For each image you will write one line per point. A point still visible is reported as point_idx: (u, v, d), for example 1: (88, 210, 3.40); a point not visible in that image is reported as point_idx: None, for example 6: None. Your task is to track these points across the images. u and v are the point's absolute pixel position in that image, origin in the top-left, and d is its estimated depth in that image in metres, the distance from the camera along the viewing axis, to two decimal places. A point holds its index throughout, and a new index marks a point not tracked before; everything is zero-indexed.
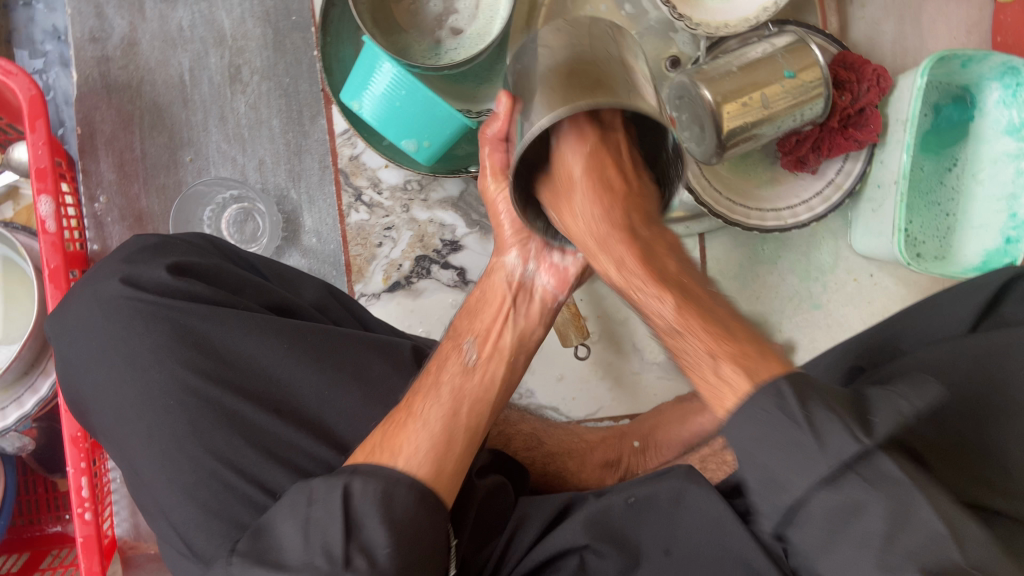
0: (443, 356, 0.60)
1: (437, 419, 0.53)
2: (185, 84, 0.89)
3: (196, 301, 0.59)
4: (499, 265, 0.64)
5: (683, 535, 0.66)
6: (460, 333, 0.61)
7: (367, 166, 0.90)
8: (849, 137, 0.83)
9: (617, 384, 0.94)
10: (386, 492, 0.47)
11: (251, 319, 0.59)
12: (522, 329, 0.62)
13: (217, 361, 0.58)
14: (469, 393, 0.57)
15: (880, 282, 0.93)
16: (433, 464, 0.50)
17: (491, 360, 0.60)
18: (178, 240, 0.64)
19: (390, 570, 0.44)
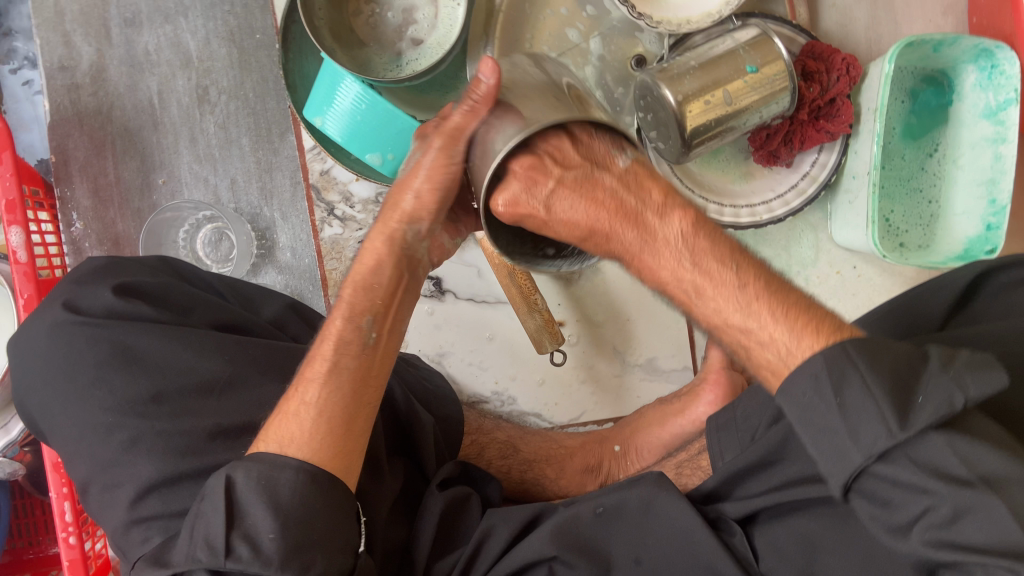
0: (343, 340, 0.57)
1: (328, 399, 0.55)
2: (155, 107, 0.89)
3: (140, 320, 0.60)
4: (391, 227, 0.57)
5: (653, 543, 0.67)
6: (355, 310, 0.58)
7: (338, 180, 0.89)
8: (821, 128, 0.82)
9: (600, 387, 0.92)
10: (267, 476, 0.51)
11: (194, 336, 0.60)
12: (415, 307, 0.62)
13: (161, 377, 0.58)
14: (366, 375, 0.58)
15: (863, 274, 0.91)
16: (327, 447, 0.54)
17: (388, 334, 0.60)
18: (131, 261, 0.65)
19: (274, 557, 0.48)
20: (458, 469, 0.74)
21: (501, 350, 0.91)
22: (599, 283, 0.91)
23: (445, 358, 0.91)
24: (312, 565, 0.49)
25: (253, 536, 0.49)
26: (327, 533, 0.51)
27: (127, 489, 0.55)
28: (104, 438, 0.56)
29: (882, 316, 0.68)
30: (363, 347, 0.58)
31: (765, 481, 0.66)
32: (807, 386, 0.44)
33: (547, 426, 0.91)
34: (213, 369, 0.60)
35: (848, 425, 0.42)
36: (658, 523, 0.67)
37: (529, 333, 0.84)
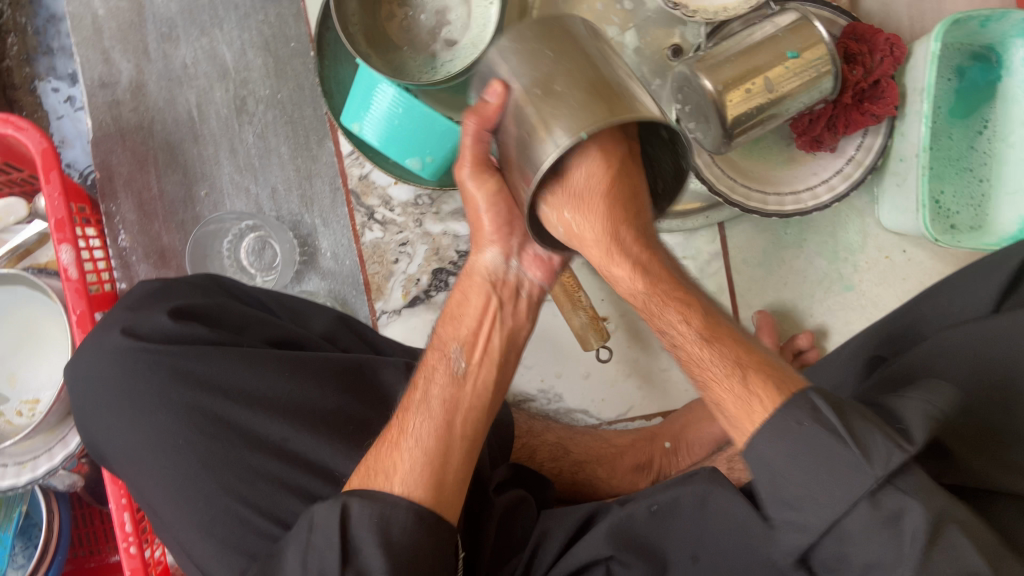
0: (431, 368, 0.60)
1: (427, 430, 0.55)
2: (194, 119, 0.90)
3: (197, 342, 0.60)
4: (479, 263, 0.65)
5: (709, 540, 0.66)
6: (445, 341, 0.62)
7: (377, 184, 0.90)
8: (866, 111, 0.80)
9: (648, 382, 0.91)
10: (381, 514, 0.50)
11: (248, 354, 0.60)
12: (509, 329, 0.64)
13: (214, 392, 0.59)
14: (463, 402, 0.58)
15: (914, 258, 0.88)
16: (428, 484, 0.53)
17: (479, 364, 0.61)
18: (182, 283, 0.65)
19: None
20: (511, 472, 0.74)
21: (546, 348, 0.91)
22: None
23: None
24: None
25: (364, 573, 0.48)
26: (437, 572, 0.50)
27: (193, 499, 0.57)
28: (169, 449, 0.58)
29: (931, 296, 0.68)
30: (450, 376, 0.59)
31: None
32: (803, 417, 0.46)
33: (595, 422, 0.91)
34: (264, 386, 0.59)
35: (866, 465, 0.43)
36: (714, 521, 0.66)
37: (574, 330, 0.83)
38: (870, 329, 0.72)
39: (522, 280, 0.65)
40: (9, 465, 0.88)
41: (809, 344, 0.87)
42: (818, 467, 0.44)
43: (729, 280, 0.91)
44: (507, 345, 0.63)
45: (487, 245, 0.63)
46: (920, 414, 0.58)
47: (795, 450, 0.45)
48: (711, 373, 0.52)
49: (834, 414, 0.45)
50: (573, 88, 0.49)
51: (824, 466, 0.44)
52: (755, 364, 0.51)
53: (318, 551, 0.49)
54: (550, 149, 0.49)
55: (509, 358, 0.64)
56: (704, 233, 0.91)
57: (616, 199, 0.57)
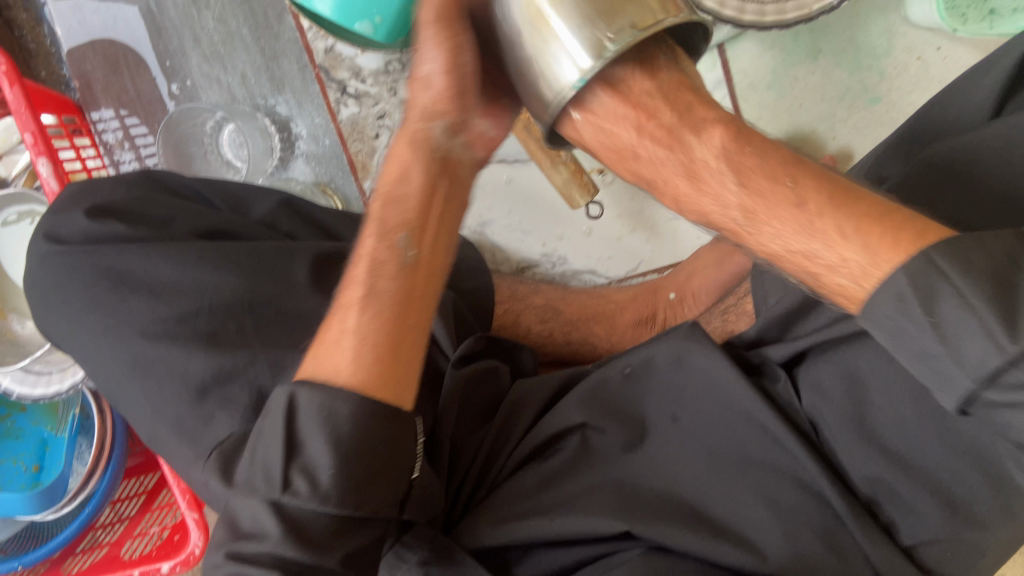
0: (372, 259, 0.49)
1: (371, 323, 0.48)
2: (154, 12, 0.87)
3: (116, 241, 0.61)
4: (417, 127, 0.50)
5: (689, 396, 0.62)
6: (388, 227, 0.50)
7: (344, 56, 0.85)
8: None
9: (655, 233, 0.85)
10: (326, 405, 0.45)
11: (167, 249, 0.61)
12: (460, 206, 0.53)
13: (141, 292, 0.60)
14: (413, 291, 0.49)
15: (952, 56, 0.76)
16: (380, 375, 0.46)
17: (432, 247, 0.51)
18: (105, 181, 0.65)
19: (333, 492, 0.45)
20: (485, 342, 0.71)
21: (543, 208, 0.85)
22: None
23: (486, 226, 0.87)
24: (371, 499, 0.46)
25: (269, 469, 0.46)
26: (385, 465, 0.46)
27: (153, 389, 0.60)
28: (117, 345, 0.60)
29: (921, 114, 0.58)
30: (399, 266, 0.49)
31: (815, 319, 0.59)
32: (888, 304, 0.37)
33: (604, 283, 0.86)
34: (189, 280, 0.61)
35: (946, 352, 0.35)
36: (692, 377, 0.63)
37: (558, 189, 0.77)
38: (857, 167, 0.62)
39: (463, 154, 0.52)
40: (53, 372, 0.94)
41: (831, 170, 0.78)
42: (909, 347, 0.37)
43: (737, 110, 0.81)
44: (458, 219, 0.53)
45: (436, 115, 0.48)
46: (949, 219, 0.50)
47: (893, 330, 0.37)
48: (819, 255, 0.39)
49: (936, 291, 0.35)
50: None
51: (922, 347, 0.36)
52: (896, 211, 0.38)
53: (264, 444, 0.46)
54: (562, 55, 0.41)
55: (461, 232, 0.54)
56: (704, 59, 0.80)
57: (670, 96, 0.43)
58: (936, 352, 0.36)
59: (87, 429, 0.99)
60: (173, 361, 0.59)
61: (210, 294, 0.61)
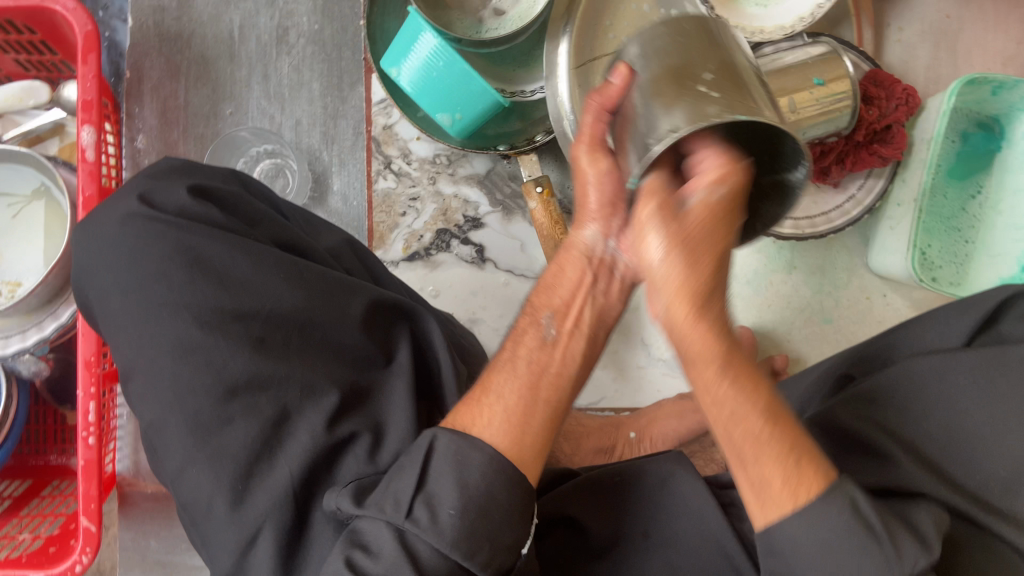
0: (520, 331, 0.56)
1: (517, 399, 0.52)
2: (234, 40, 0.92)
3: (206, 223, 0.62)
4: (579, 239, 0.57)
5: (665, 521, 0.69)
6: (536, 306, 0.57)
7: (400, 136, 0.92)
8: (874, 152, 0.85)
9: (623, 375, 0.94)
10: (462, 452, 0.49)
11: (251, 249, 0.63)
12: (601, 305, 0.57)
13: (213, 280, 0.61)
14: (549, 372, 0.54)
15: (892, 304, 0.92)
16: (512, 434, 0.50)
17: (570, 334, 0.56)
18: (204, 163, 0.66)
19: (449, 528, 0.47)
20: None
21: None
22: None
23: (476, 325, 0.92)
24: (478, 552, 0.47)
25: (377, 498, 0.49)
26: (499, 528, 0.48)
27: (190, 371, 0.59)
28: (167, 320, 0.60)
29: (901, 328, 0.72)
30: (539, 345, 0.54)
31: None
32: (841, 505, 0.45)
33: (566, 406, 0.92)
34: (264, 283, 0.62)
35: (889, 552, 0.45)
36: (672, 502, 0.69)
37: None
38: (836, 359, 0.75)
39: (618, 261, 0.57)
40: None
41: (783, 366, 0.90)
42: (835, 551, 0.45)
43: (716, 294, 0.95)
44: (599, 321, 0.57)
45: (590, 220, 0.56)
46: (884, 432, 0.62)
47: (824, 537, 0.45)
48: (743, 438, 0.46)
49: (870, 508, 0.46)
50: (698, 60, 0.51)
51: (847, 561, 0.45)
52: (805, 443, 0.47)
53: (397, 484, 0.49)
54: (654, 143, 0.48)
55: (600, 335, 0.57)
56: None
57: (719, 229, 0.49)
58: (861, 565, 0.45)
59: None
60: (218, 353, 0.59)
61: (270, 305, 0.62)
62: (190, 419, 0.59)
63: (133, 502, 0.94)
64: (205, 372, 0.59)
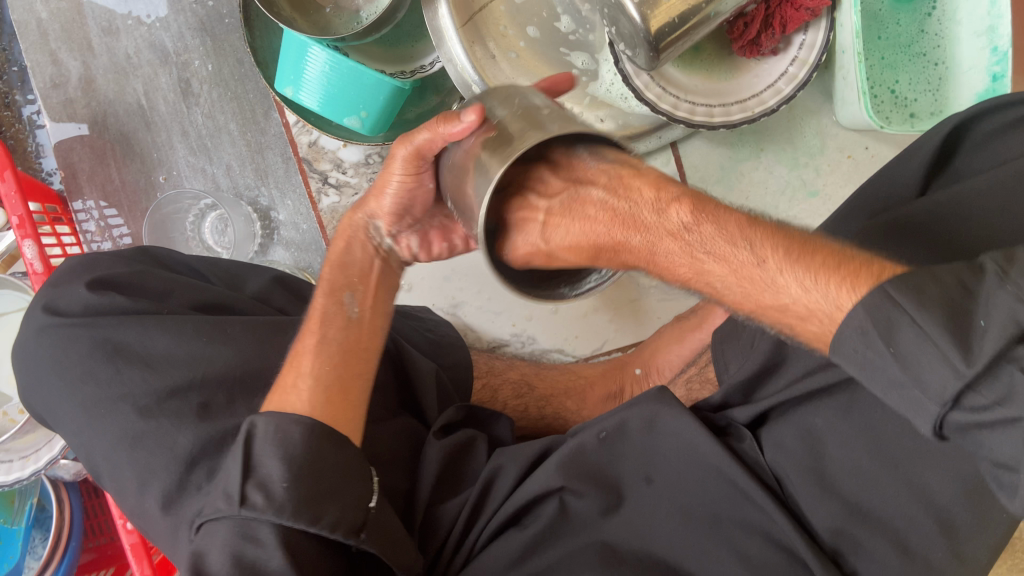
0: (326, 313, 0.63)
1: (325, 369, 0.60)
2: (144, 107, 0.92)
3: (116, 312, 0.64)
4: (359, 221, 0.67)
5: (662, 459, 0.66)
6: (335, 287, 0.64)
7: (327, 149, 0.91)
8: (799, 6, 0.77)
9: (619, 313, 0.90)
10: (284, 429, 0.54)
11: (165, 322, 0.64)
12: (388, 282, 0.68)
13: (137, 363, 0.62)
14: (355, 344, 0.62)
15: (877, 154, 0.85)
16: (322, 405, 0.57)
17: (371, 311, 0.65)
18: (103, 255, 0.69)
19: (287, 501, 0.51)
20: (461, 414, 0.73)
21: (512, 292, 0.90)
22: None
23: (459, 308, 0.91)
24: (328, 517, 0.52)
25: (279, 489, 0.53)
26: (342, 487, 0.54)
27: (145, 461, 0.60)
28: (110, 416, 0.61)
29: (861, 191, 0.65)
30: (347, 321, 0.63)
31: (778, 380, 0.65)
32: (856, 342, 0.41)
33: (572, 360, 0.90)
34: (188, 352, 0.63)
35: (913, 376, 0.39)
36: (663, 441, 0.67)
37: None
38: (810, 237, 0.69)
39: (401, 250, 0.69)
40: (14, 460, 0.92)
41: None
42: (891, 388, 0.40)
43: None
44: (386, 289, 0.67)
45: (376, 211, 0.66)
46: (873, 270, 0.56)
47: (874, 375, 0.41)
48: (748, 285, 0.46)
49: (878, 335, 0.40)
50: (520, 105, 0.51)
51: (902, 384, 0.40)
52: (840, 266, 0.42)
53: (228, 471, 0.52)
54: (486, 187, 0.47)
55: (391, 298, 0.68)
56: (658, 156, 0.88)
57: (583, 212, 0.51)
58: (902, 388, 0.40)
59: (43, 521, 0.97)
60: (164, 435, 0.60)
61: (203, 370, 0.63)
62: (160, 501, 0.59)
63: None
64: (160, 456, 0.60)
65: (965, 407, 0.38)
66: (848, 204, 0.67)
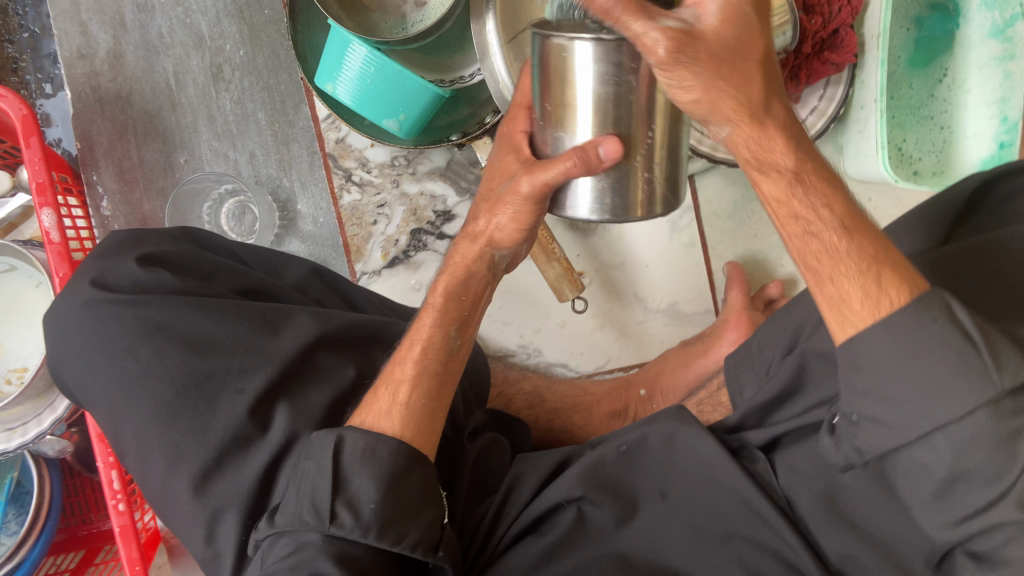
0: (438, 341, 0.65)
1: (421, 401, 0.62)
2: (171, 88, 0.92)
3: (165, 287, 0.66)
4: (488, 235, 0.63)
5: (679, 476, 0.69)
6: (445, 317, 0.65)
7: (354, 147, 0.92)
8: (827, 60, 0.82)
9: (624, 335, 0.93)
10: (370, 446, 0.58)
11: (210, 303, 0.65)
12: (481, 301, 0.69)
13: (179, 341, 0.63)
14: (450, 378, 0.65)
15: (879, 206, 0.91)
16: (416, 431, 0.61)
17: (468, 340, 0.67)
18: (152, 231, 0.72)
19: (372, 521, 0.56)
20: (484, 418, 0.77)
21: (523, 304, 0.92)
22: (616, 231, 0.92)
23: None
24: (406, 535, 0.56)
25: (355, 503, 0.56)
26: (411, 506, 0.58)
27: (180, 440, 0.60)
28: (149, 391, 0.62)
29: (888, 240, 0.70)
30: (449, 354, 0.65)
31: (788, 405, 0.69)
32: (934, 339, 0.45)
33: (575, 375, 0.93)
34: (229, 336, 0.64)
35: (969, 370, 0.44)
36: (682, 457, 0.69)
37: (549, 282, 0.85)
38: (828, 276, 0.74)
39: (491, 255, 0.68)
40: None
41: (779, 293, 0.90)
42: (911, 372, 0.45)
43: (702, 233, 0.92)
44: (476, 312, 0.69)
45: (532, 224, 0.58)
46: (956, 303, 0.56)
47: (897, 361, 0.46)
48: (816, 245, 0.49)
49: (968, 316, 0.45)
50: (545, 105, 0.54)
51: (932, 393, 0.45)
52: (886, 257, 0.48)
53: (309, 476, 0.57)
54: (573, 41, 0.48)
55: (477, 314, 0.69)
56: None
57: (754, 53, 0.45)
58: (939, 392, 0.44)
59: (18, 497, 0.94)
60: (198, 418, 0.62)
61: (245, 352, 0.64)
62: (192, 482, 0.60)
63: (180, 552, 0.97)
64: None
65: (1002, 405, 0.43)
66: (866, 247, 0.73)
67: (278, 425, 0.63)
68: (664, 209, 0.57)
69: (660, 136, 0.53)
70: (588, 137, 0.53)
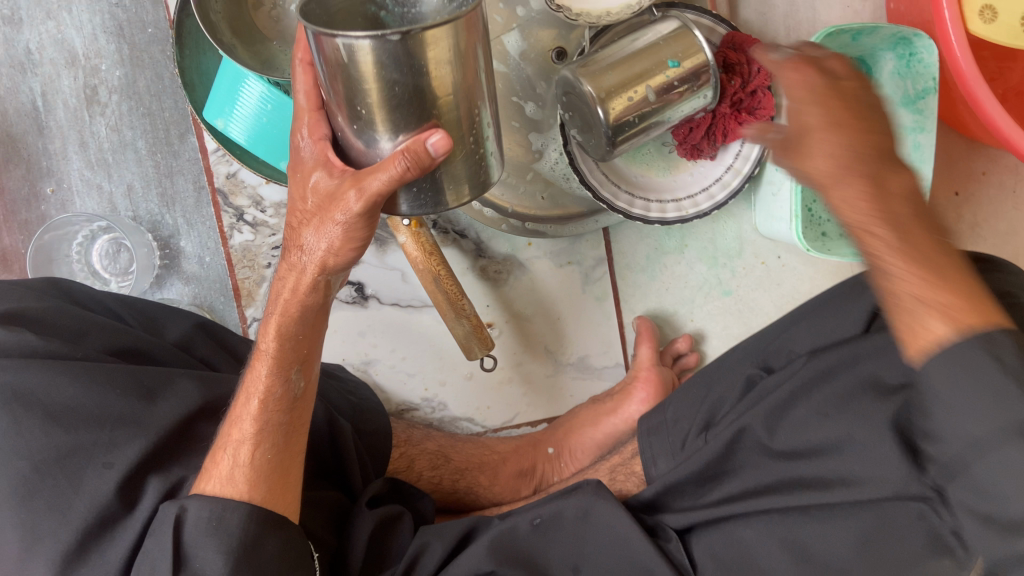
0: (274, 387, 0.59)
1: (268, 458, 0.58)
2: (39, 110, 0.82)
3: (27, 349, 0.58)
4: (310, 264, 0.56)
5: (591, 552, 0.67)
6: (284, 361, 0.59)
7: (246, 184, 0.84)
8: (743, 121, 0.80)
9: (533, 388, 0.90)
10: (216, 517, 0.54)
11: (77, 367, 0.58)
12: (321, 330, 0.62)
13: (40, 410, 0.55)
14: (299, 424, 0.61)
15: (788, 264, 0.91)
16: (269, 492, 0.57)
17: (313, 381, 0.62)
18: (15, 285, 0.63)
19: None
20: (386, 486, 0.72)
21: (427, 355, 0.88)
22: (527, 281, 0.88)
23: (370, 366, 0.87)
24: None
25: None
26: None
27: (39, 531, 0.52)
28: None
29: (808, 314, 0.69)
30: (293, 401, 0.60)
31: (699, 479, 0.67)
32: None
33: (480, 431, 0.89)
34: (99, 404, 0.57)
35: None
36: (595, 532, 0.67)
37: (457, 339, 0.80)
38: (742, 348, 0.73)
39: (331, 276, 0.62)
40: None
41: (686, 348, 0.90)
42: None
43: (614, 286, 0.90)
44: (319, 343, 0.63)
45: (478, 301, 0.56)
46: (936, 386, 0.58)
47: None
48: None
49: None
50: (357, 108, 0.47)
51: None
52: None
53: (148, 558, 0.53)
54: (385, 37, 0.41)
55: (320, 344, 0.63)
56: (589, 238, 0.89)
57: None
58: None
59: None
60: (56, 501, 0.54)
61: (117, 422, 0.56)
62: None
63: None
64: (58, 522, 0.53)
65: None
66: (786, 319, 0.72)
67: (150, 501, 0.56)
68: (475, 191, 0.55)
69: (465, 134, 0.50)
70: (402, 135, 0.47)
